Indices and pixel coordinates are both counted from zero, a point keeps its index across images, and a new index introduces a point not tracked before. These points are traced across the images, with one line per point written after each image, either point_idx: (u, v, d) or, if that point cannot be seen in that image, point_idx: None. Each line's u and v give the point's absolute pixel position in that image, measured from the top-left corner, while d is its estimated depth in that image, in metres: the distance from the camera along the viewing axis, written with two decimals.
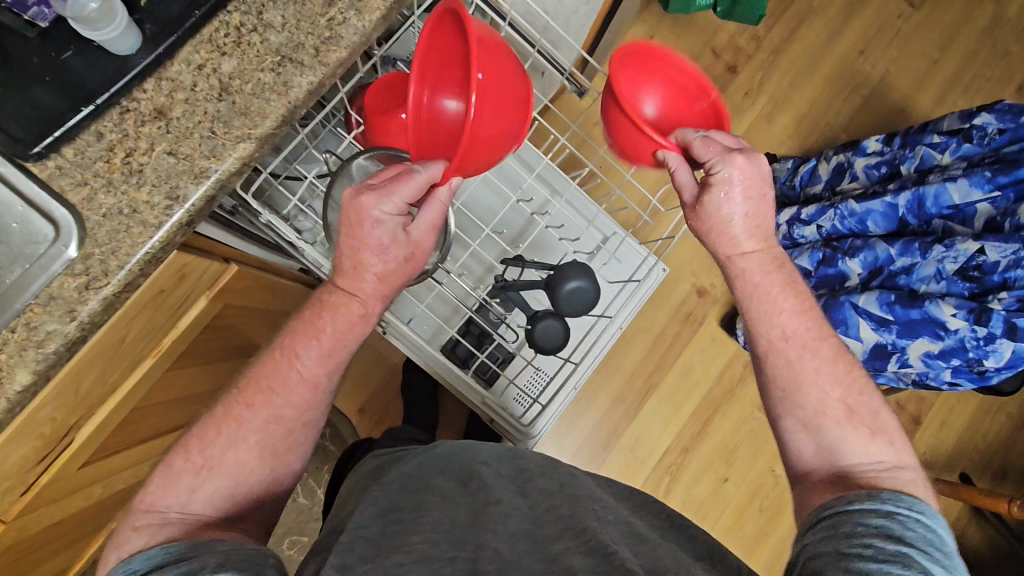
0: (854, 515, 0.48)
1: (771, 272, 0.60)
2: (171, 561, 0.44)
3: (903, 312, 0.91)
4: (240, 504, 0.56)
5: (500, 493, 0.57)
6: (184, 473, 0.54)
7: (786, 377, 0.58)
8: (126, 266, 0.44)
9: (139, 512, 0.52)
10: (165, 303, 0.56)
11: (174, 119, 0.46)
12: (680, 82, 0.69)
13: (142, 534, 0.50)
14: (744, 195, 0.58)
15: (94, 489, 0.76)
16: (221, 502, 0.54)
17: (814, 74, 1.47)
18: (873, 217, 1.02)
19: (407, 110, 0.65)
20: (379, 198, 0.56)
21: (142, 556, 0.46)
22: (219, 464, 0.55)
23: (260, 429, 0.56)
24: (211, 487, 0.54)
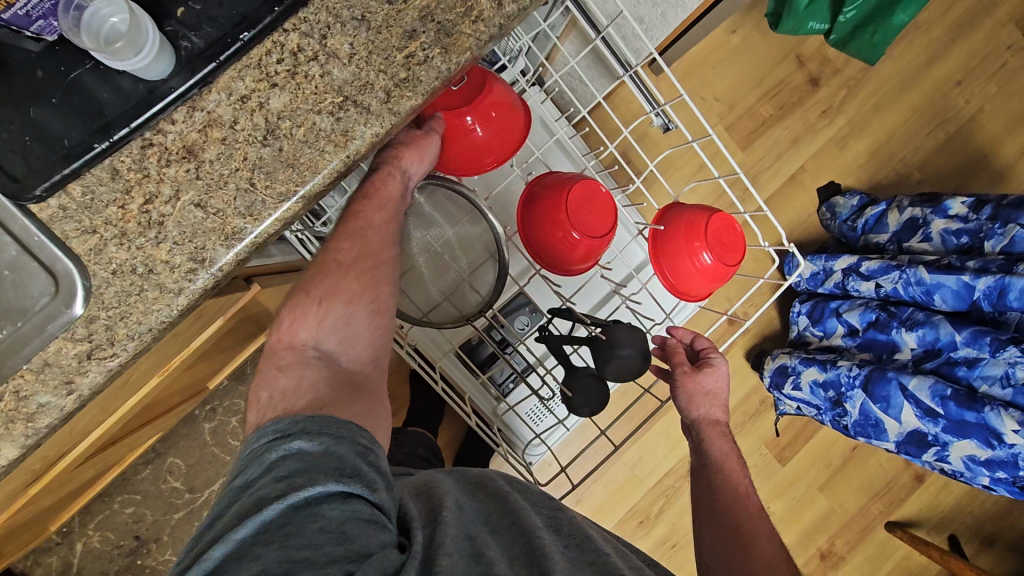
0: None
1: (726, 443, 0.66)
2: (308, 434, 0.41)
3: (957, 410, 0.85)
4: (362, 339, 0.49)
5: (537, 521, 0.51)
6: (306, 310, 0.47)
7: (743, 527, 0.60)
8: (135, 335, 0.37)
9: (277, 355, 0.47)
10: (176, 339, 0.49)
11: (206, 162, 0.38)
12: (707, 272, 0.64)
13: (289, 378, 0.45)
14: (721, 387, 0.67)
15: (82, 475, 0.72)
16: (342, 337, 0.48)
17: (900, 101, 1.33)
18: (942, 292, 0.95)
19: (477, 118, 0.56)
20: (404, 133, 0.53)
21: (288, 417, 0.42)
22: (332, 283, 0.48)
23: (358, 267, 0.49)
24: (333, 318, 0.47)
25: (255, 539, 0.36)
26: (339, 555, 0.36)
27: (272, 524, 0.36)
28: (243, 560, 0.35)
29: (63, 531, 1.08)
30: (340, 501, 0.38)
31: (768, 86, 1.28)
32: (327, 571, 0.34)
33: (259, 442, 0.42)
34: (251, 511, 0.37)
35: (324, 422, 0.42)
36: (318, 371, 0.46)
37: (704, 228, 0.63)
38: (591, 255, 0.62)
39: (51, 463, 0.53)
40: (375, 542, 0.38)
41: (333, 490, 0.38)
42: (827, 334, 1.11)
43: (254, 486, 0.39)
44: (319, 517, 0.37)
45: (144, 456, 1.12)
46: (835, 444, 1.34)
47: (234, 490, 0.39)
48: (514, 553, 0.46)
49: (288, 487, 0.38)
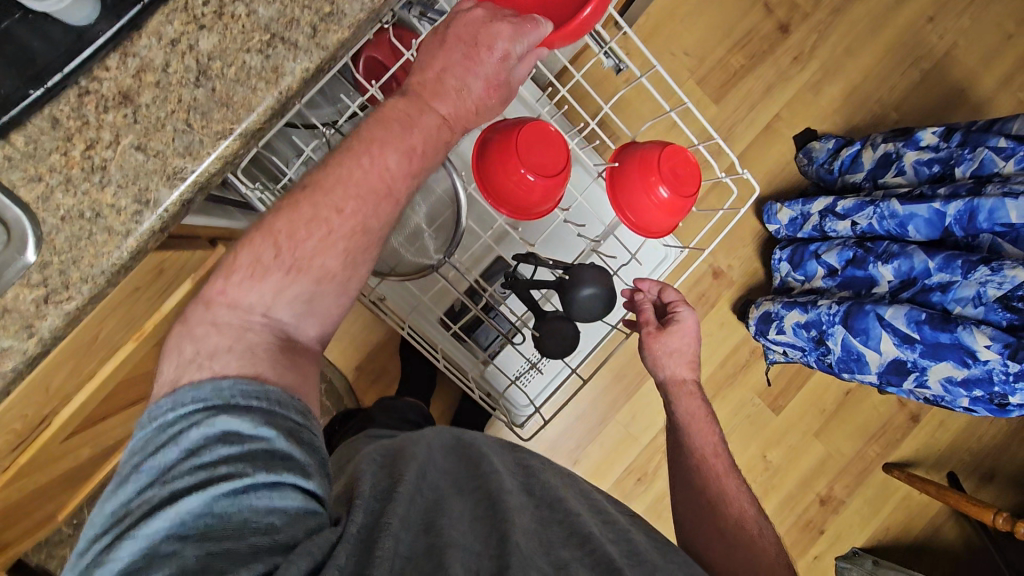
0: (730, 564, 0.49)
1: (696, 403, 0.68)
2: (234, 411, 0.38)
3: (931, 333, 0.86)
4: (324, 318, 0.46)
5: (507, 481, 0.52)
6: (268, 271, 0.43)
7: (714, 490, 0.64)
8: (89, 278, 0.39)
9: (215, 309, 0.42)
10: (141, 297, 0.51)
11: (143, 106, 0.39)
12: (663, 205, 0.65)
13: (220, 337, 0.41)
14: (690, 344, 0.67)
15: (77, 452, 0.74)
16: (301, 311, 0.44)
17: (872, 41, 1.33)
18: (915, 221, 0.96)
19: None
20: (514, 33, 0.48)
21: (211, 386, 0.39)
22: (305, 265, 0.43)
23: (344, 242, 0.44)
24: (293, 295, 0.43)
25: (176, 530, 0.34)
26: (264, 548, 0.35)
27: (191, 516, 0.34)
28: (157, 555, 0.33)
29: (73, 522, 1.12)
30: (268, 490, 0.36)
31: (736, 36, 1.28)
32: (253, 565, 0.33)
33: (175, 412, 0.38)
34: (167, 503, 0.35)
35: (254, 398, 0.39)
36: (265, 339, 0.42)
37: (658, 163, 0.64)
38: (546, 198, 0.63)
39: (33, 429, 0.55)
40: (303, 530, 0.37)
41: (261, 480, 0.36)
42: (808, 277, 1.12)
43: (172, 471, 0.36)
44: (245, 508, 0.35)
45: None
46: (828, 389, 1.35)
47: (148, 473, 0.37)
48: (478, 516, 0.47)
49: (209, 477, 0.35)
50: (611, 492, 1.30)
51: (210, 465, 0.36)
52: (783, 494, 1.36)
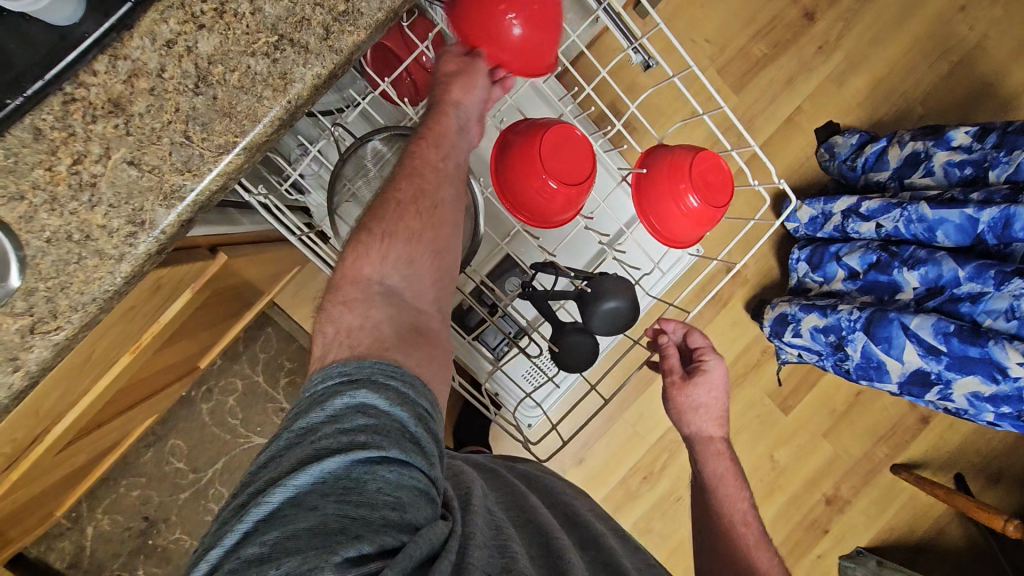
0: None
1: (723, 460, 0.66)
2: (374, 385, 0.39)
3: (960, 346, 0.84)
4: (427, 281, 0.48)
5: (551, 518, 0.50)
6: (369, 247, 0.47)
7: (739, 553, 0.62)
8: (80, 307, 0.35)
9: (343, 291, 0.46)
10: (137, 314, 0.47)
11: (135, 115, 0.35)
12: (691, 214, 0.61)
13: (354, 315, 0.44)
14: (716, 396, 0.64)
15: (73, 459, 0.71)
16: (407, 275, 0.47)
17: (901, 30, 1.27)
18: (945, 227, 0.92)
19: (520, 14, 0.50)
20: None
21: (354, 361, 0.41)
22: (392, 232, 0.47)
23: (416, 204, 0.48)
24: (397, 256, 0.47)
25: (315, 488, 0.34)
26: (393, 522, 0.35)
27: (332, 475, 0.35)
28: (299, 508, 0.33)
29: (71, 516, 1.10)
30: (398, 466, 0.36)
31: (760, 22, 1.22)
32: (383, 537, 0.33)
33: (323, 385, 0.40)
34: (313, 457, 0.35)
35: (394, 379, 0.40)
36: (380, 310, 0.45)
37: (689, 168, 0.60)
38: (571, 206, 0.60)
39: (22, 450, 0.51)
40: (424, 515, 0.36)
41: (395, 454, 0.36)
42: (827, 279, 1.09)
43: (317, 433, 0.37)
44: (378, 478, 0.35)
45: (145, 438, 1.12)
46: (839, 390, 1.33)
47: (296, 431, 0.38)
48: (533, 550, 0.44)
49: (351, 441, 0.36)
50: (617, 490, 1.28)
51: (352, 431, 0.36)
52: (790, 493, 1.35)
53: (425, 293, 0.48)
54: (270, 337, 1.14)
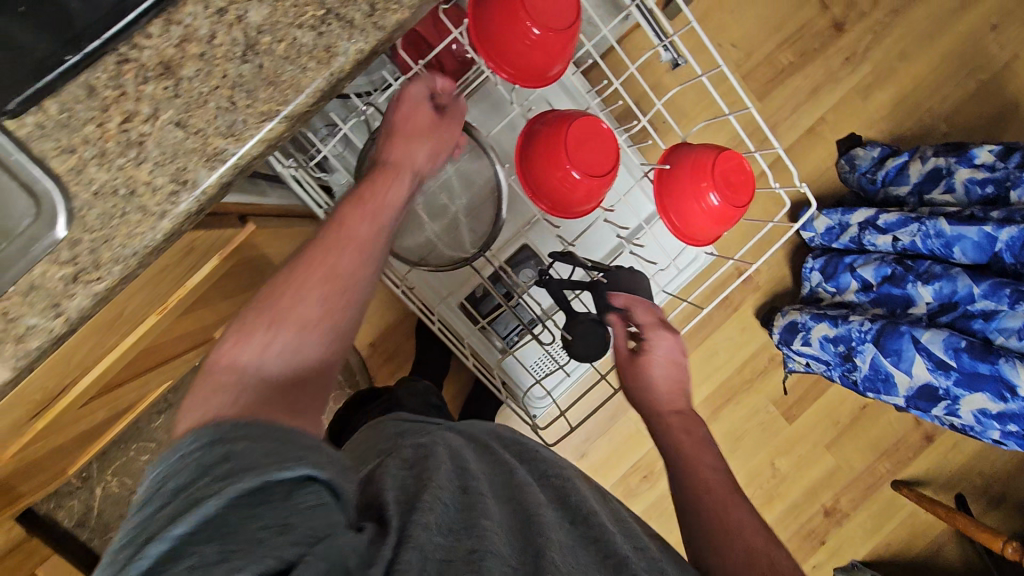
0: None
1: (689, 432, 0.60)
2: (251, 436, 0.35)
3: (970, 362, 0.85)
4: (317, 369, 0.44)
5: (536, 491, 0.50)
6: (254, 330, 0.43)
7: (716, 530, 0.53)
8: (121, 259, 0.37)
9: (214, 372, 0.41)
10: (169, 275, 0.49)
11: (185, 79, 0.37)
12: (710, 212, 0.62)
13: (221, 399, 0.39)
14: (667, 359, 0.62)
15: (92, 416, 0.73)
16: (289, 361, 0.43)
17: (929, 46, 1.26)
18: (962, 243, 0.93)
19: (538, 22, 0.53)
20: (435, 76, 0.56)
21: (226, 423, 0.37)
22: (283, 316, 0.43)
23: (320, 283, 0.45)
24: (283, 344, 0.43)
25: (194, 535, 0.30)
26: (289, 542, 0.31)
27: (214, 516, 0.31)
28: (181, 559, 0.30)
29: (82, 475, 1.13)
30: (289, 481, 0.33)
31: (788, 31, 1.22)
32: (278, 552, 0.31)
33: (192, 447, 0.36)
34: (185, 510, 0.31)
35: (269, 431, 0.37)
36: (250, 392, 0.40)
37: (712, 167, 0.61)
38: (591, 198, 0.60)
39: (50, 400, 0.53)
40: (328, 525, 0.33)
41: (281, 474, 0.33)
42: (840, 290, 1.08)
43: (191, 486, 0.33)
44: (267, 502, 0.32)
45: (157, 405, 1.15)
46: (844, 403, 1.33)
47: (167, 493, 0.33)
48: (510, 525, 0.44)
49: (227, 475, 0.32)
50: (616, 487, 1.29)
51: (227, 475, 0.33)
52: (788, 502, 1.35)
53: (308, 383, 0.43)
54: None
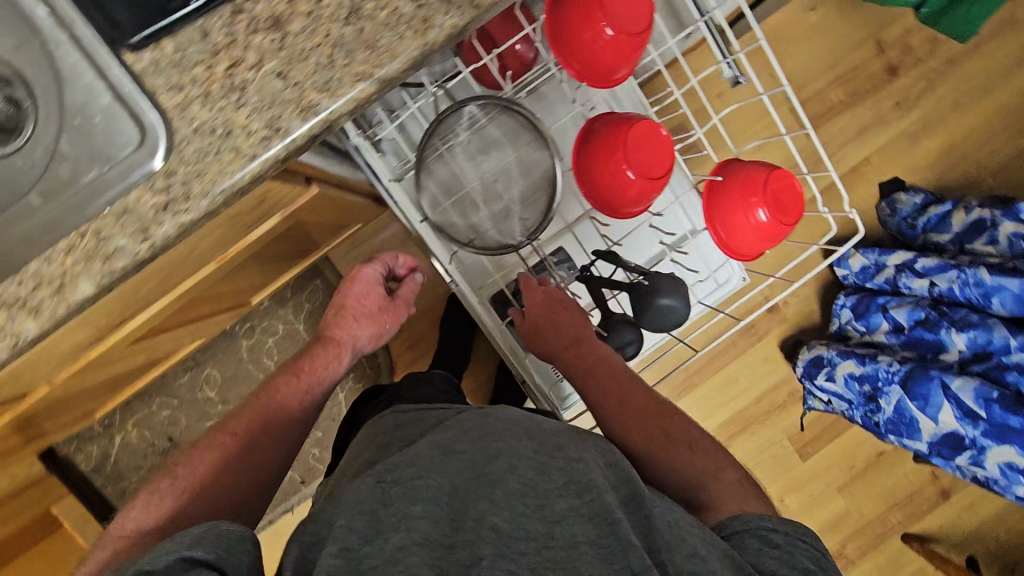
0: (754, 531, 0.48)
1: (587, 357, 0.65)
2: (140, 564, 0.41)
3: (1001, 414, 0.84)
4: (225, 489, 0.61)
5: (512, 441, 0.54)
6: (157, 498, 0.59)
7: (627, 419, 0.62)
8: (209, 195, 0.39)
9: (122, 532, 0.57)
10: (239, 223, 0.51)
11: (291, 34, 0.39)
12: (757, 227, 0.63)
13: (153, 510, 0.58)
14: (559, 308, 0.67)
15: (133, 360, 0.76)
16: (195, 496, 0.60)
17: (982, 99, 1.26)
18: (1002, 295, 0.92)
19: (612, 23, 0.55)
20: (364, 332, 0.78)
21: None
22: (190, 480, 0.60)
23: (229, 454, 0.63)
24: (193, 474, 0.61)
25: None
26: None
27: None
28: None
29: (104, 422, 1.16)
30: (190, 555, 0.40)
31: (841, 70, 1.23)
32: None
33: None
34: None
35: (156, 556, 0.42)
36: (167, 505, 0.58)
37: (764, 184, 0.62)
38: (644, 200, 0.62)
39: (109, 331, 0.56)
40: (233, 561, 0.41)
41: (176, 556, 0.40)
42: (869, 329, 1.07)
43: None
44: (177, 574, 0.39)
45: (184, 364, 1.18)
46: (861, 447, 1.31)
47: None
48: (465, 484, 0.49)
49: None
50: None
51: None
52: None
53: (204, 505, 0.59)
54: (316, 290, 1.19)
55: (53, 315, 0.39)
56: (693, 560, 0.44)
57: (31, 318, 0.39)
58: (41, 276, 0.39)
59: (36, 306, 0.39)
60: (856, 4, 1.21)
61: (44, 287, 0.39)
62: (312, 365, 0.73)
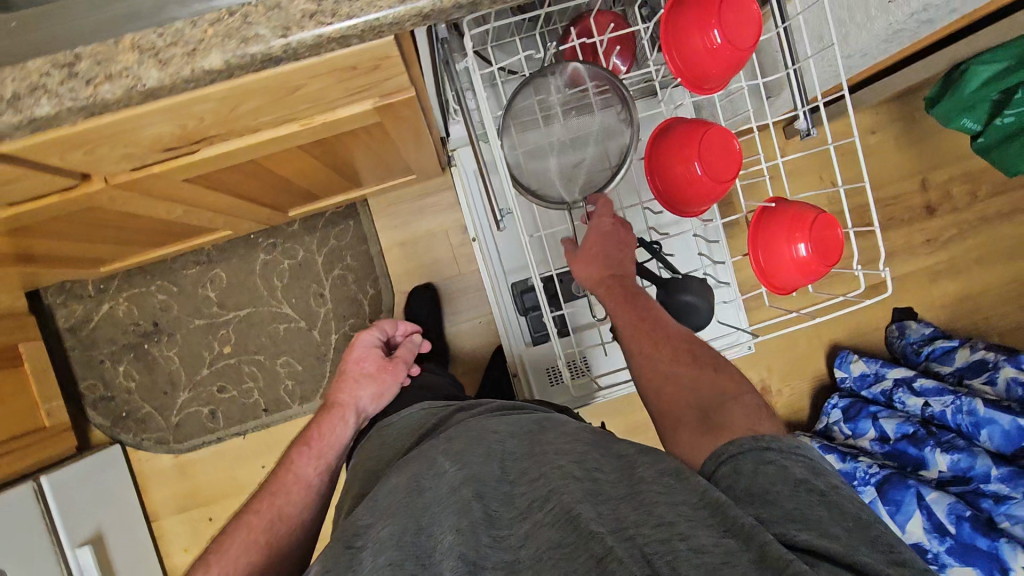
0: (748, 456, 0.48)
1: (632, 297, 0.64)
2: None
3: (969, 533, 0.86)
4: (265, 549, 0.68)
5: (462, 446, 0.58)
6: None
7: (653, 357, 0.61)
8: (353, 18, 0.43)
9: None
10: (348, 81, 0.55)
11: None
12: (796, 259, 0.67)
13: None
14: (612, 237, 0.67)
15: (173, 208, 0.78)
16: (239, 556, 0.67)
17: (1006, 263, 1.32)
18: (992, 429, 0.95)
19: (723, 32, 0.61)
20: (369, 393, 0.85)
21: None
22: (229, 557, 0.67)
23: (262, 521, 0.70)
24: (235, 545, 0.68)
25: None
26: None
27: None
28: None
29: (100, 286, 1.16)
30: None
31: (886, 193, 1.30)
32: None
33: None
34: None
35: None
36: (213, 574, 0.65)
37: (812, 223, 0.66)
38: (702, 199, 0.66)
39: (188, 143, 0.58)
40: None
41: None
42: (855, 433, 1.08)
43: None
44: None
45: (196, 257, 1.18)
46: None
47: None
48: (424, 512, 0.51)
49: None
50: None
51: None
52: None
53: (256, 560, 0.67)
54: (346, 230, 1.21)
55: (178, 71, 0.43)
56: (660, 527, 0.44)
57: (158, 66, 0.42)
58: (180, 36, 0.43)
59: (166, 60, 0.42)
60: (916, 141, 1.29)
61: (179, 45, 0.42)
62: (318, 440, 0.79)
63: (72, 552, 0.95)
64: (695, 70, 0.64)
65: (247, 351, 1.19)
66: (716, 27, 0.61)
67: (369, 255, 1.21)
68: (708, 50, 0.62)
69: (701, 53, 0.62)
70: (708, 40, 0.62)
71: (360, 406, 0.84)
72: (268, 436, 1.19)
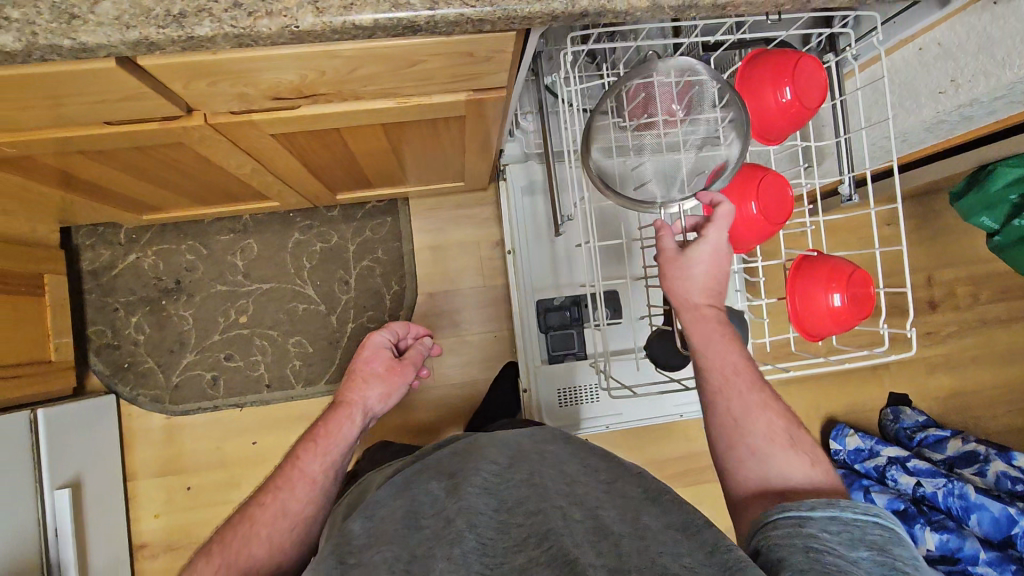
0: (816, 521, 0.48)
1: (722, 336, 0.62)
2: None
3: None
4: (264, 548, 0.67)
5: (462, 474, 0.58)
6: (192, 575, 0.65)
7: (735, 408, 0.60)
8: (494, 5, 0.48)
9: None
10: (461, 65, 0.59)
11: None
12: (830, 307, 0.71)
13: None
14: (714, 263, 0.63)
15: (245, 163, 0.81)
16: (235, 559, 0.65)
17: (998, 367, 1.39)
18: (982, 515, 0.98)
19: (793, 89, 0.67)
20: (378, 392, 0.88)
21: None
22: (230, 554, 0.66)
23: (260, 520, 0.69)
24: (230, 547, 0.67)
25: None
26: None
27: None
28: None
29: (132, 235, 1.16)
30: None
31: (894, 281, 1.37)
32: None
33: None
34: None
35: None
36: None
37: (849, 275, 0.70)
38: (752, 237, 0.71)
39: (298, 96, 0.61)
40: None
41: None
42: None
43: None
44: None
45: (232, 224, 1.20)
46: None
47: None
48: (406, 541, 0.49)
49: None
50: None
51: None
52: None
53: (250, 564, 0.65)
54: (383, 225, 1.24)
55: (332, 20, 0.46)
56: None
57: (316, 13, 0.46)
58: None
59: (324, 8, 0.46)
60: (928, 237, 1.37)
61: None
62: (325, 436, 0.78)
63: (51, 493, 0.91)
64: (761, 120, 0.70)
65: (262, 325, 1.20)
66: (788, 84, 0.67)
67: (400, 253, 1.23)
68: (777, 103, 0.68)
69: (769, 105, 0.69)
70: (778, 95, 0.68)
71: (368, 403, 0.86)
72: (265, 414, 1.18)
